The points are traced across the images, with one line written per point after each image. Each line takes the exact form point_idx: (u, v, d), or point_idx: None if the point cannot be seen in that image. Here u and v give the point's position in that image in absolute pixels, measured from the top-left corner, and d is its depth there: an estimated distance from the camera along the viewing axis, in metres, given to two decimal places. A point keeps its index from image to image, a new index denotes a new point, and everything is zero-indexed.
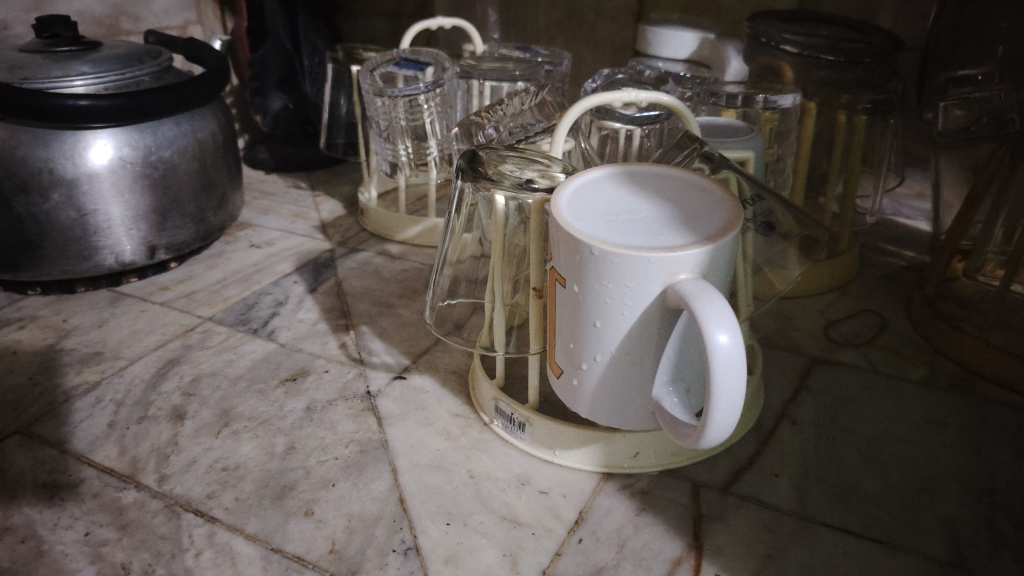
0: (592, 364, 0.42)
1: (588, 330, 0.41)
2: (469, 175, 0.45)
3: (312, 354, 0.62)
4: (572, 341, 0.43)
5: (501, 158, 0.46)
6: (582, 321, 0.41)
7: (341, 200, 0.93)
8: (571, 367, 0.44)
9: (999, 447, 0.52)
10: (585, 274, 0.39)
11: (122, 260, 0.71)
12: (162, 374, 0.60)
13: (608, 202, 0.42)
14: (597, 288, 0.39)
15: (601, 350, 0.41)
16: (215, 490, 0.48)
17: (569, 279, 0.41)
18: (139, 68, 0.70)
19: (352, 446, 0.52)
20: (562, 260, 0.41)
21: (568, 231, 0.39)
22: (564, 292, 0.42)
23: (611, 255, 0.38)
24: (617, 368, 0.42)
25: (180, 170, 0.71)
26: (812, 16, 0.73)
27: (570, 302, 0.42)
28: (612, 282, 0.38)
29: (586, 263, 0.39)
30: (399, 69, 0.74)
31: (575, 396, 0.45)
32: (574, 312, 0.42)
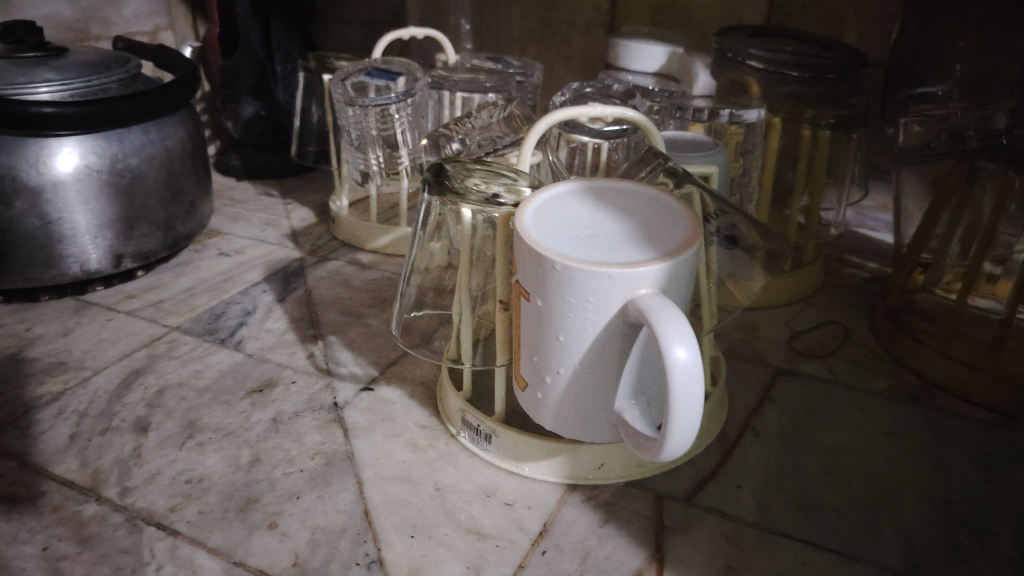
0: (555, 377, 0.43)
1: (551, 344, 0.42)
2: (436, 189, 0.46)
3: (280, 364, 0.62)
4: (536, 354, 0.43)
5: (468, 172, 0.46)
6: (545, 335, 0.42)
7: (313, 209, 0.93)
8: (536, 380, 0.44)
9: (958, 459, 0.53)
10: (548, 288, 0.40)
11: (87, 268, 0.70)
12: (127, 385, 0.59)
13: (572, 217, 0.42)
14: (560, 302, 0.40)
15: (565, 364, 0.42)
16: (178, 502, 0.48)
17: (532, 293, 0.41)
18: (107, 75, 0.70)
19: (318, 458, 0.51)
20: (526, 274, 0.41)
21: (531, 246, 0.39)
22: (528, 305, 0.42)
23: (573, 270, 0.38)
24: (580, 381, 0.42)
25: (148, 177, 0.71)
26: (780, 32, 0.74)
27: (533, 315, 0.42)
28: (575, 296, 0.39)
29: (549, 277, 0.39)
30: (371, 78, 0.75)
31: (540, 408, 0.45)
32: (538, 325, 0.42)
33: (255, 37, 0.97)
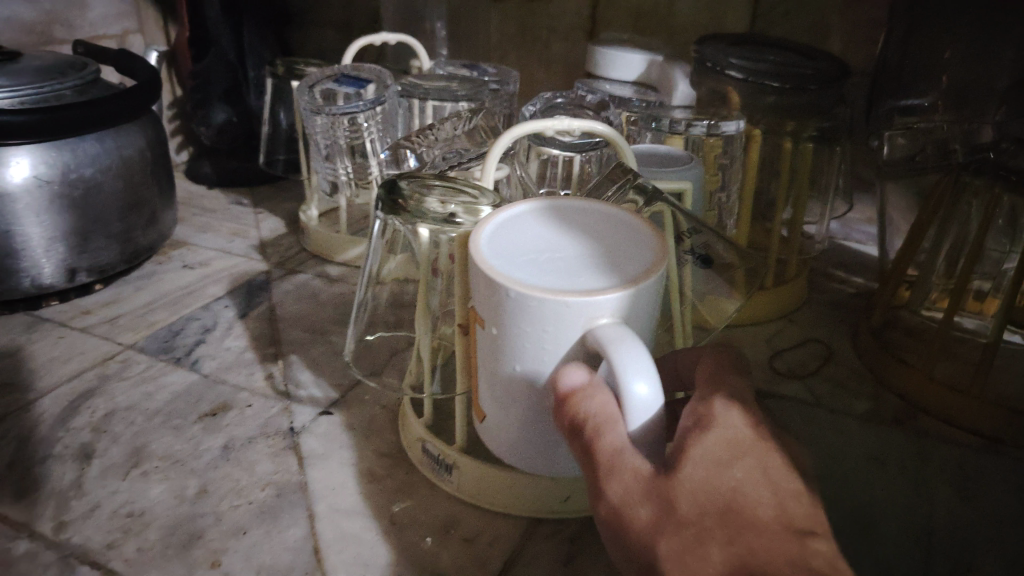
0: (514, 409, 0.40)
1: (508, 374, 0.39)
2: (389, 206, 0.43)
3: (236, 386, 0.59)
4: (492, 384, 0.41)
5: (426, 189, 0.44)
6: (502, 364, 0.39)
7: (284, 218, 0.90)
8: (494, 411, 0.41)
9: (940, 489, 0.51)
10: (503, 316, 0.37)
11: (39, 282, 0.67)
12: (73, 409, 0.56)
13: (530, 239, 0.40)
14: (515, 331, 0.37)
15: (523, 394, 0.39)
16: (116, 539, 0.45)
17: (487, 320, 0.38)
18: (61, 82, 0.67)
19: (269, 489, 0.49)
20: (481, 300, 0.39)
21: (484, 271, 0.37)
22: (484, 333, 0.39)
23: (528, 298, 0.35)
24: (539, 413, 0.39)
25: (103, 188, 0.68)
26: (761, 40, 0.72)
27: (489, 343, 0.39)
28: (531, 325, 0.36)
29: (504, 305, 0.37)
30: (339, 86, 0.73)
31: (499, 441, 0.42)
32: (494, 354, 0.39)
33: (226, 41, 0.94)
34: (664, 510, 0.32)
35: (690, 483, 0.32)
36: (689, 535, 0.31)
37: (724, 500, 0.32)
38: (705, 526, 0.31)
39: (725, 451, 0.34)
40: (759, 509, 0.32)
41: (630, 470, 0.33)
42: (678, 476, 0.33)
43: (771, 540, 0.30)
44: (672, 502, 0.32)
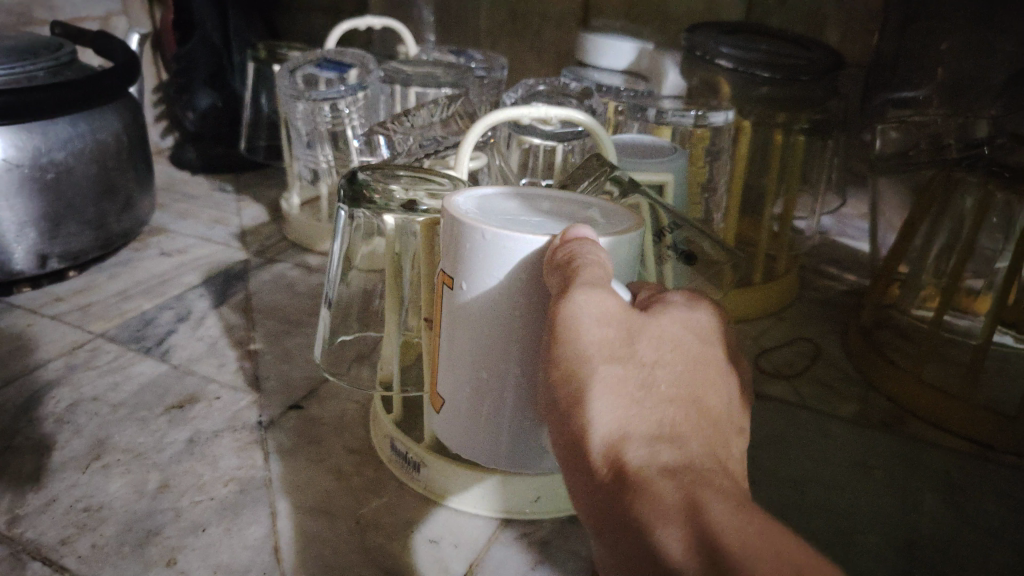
0: (480, 384, 0.35)
1: (475, 345, 0.34)
2: (350, 199, 0.41)
3: (206, 377, 0.58)
4: (455, 360, 0.35)
5: (392, 178, 0.42)
6: (468, 330, 0.34)
7: (266, 207, 0.89)
8: (457, 394, 0.36)
9: (926, 495, 0.49)
10: (474, 270, 0.32)
11: (9, 268, 0.66)
12: (38, 398, 0.55)
13: (501, 208, 0.36)
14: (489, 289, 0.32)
15: (490, 368, 0.34)
16: (70, 534, 0.43)
17: (455, 279, 0.33)
18: (33, 63, 0.65)
19: (231, 486, 0.47)
20: (449, 254, 0.33)
21: (456, 215, 0.32)
22: (450, 299, 0.34)
23: (507, 239, 0.31)
24: (509, 387, 0.34)
25: (76, 173, 0.66)
26: (753, 29, 0.70)
27: (455, 307, 0.34)
28: (508, 273, 0.31)
29: (477, 253, 0.32)
30: (320, 70, 0.71)
31: (460, 431, 0.36)
32: (461, 317, 0.34)
33: (210, 24, 0.92)
34: (619, 352, 0.24)
35: (655, 343, 0.25)
36: (626, 379, 0.24)
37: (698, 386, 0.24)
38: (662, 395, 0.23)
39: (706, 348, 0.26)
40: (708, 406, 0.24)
41: (600, 302, 0.25)
42: (648, 332, 0.25)
43: (703, 431, 0.23)
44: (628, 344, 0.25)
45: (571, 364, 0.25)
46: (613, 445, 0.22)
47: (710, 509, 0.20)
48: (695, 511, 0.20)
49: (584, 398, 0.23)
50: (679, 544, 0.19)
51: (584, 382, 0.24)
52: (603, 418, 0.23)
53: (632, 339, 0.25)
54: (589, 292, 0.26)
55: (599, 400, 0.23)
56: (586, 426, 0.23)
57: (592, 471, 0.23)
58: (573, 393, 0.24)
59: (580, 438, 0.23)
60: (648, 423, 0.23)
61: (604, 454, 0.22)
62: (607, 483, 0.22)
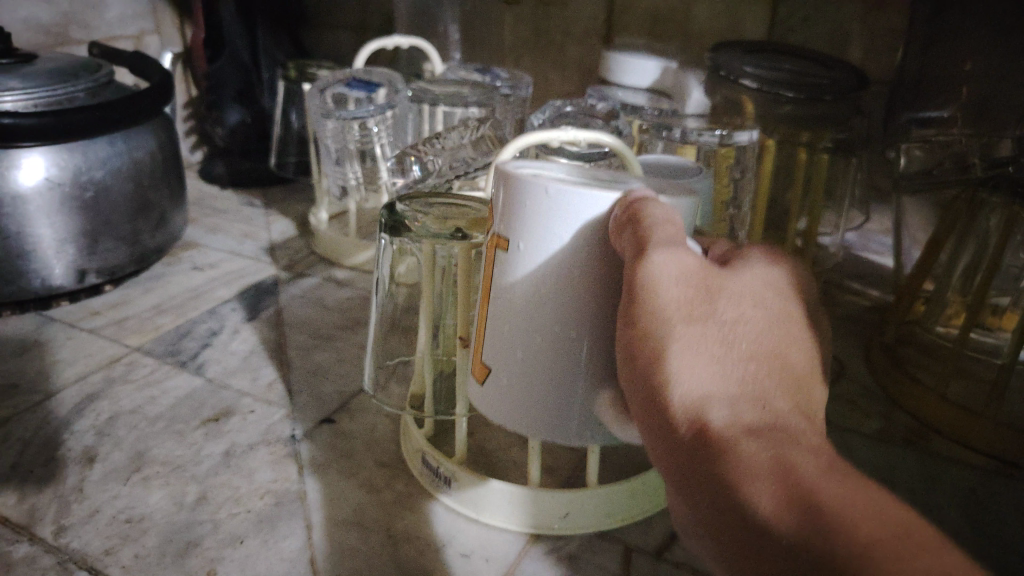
0: (528, 347, 0.34)
1: (531, 306, 0.33)
2: (392, 232, 0.43)
3: (240, 391, 0.59)
4: (507, 325, 0.34)
5: (425, 207, 0.43)
6: (519, 292, 0.33)
7: (294, 221, 0.91)
8: (501, 359, 0.35)
9: (948, 511, 0.50)
10: (535, 223, 0.31)
11: (50, 283, 0.68)
12: (79, 411, 0.56)
13: (551, 171, 0.35)
14: (549, 242, 0.31)
15: (546, 329, 0.33)
16: (114, 545, 0.45)
17: (512, 235, 0.32)
18: (74, 84, 0.67)
19: (267, 498, 0.48)
20: (505, 215, 0.33)
21: (515, 173, 0.31)
22: (505, 259, 0.33)
23: (569, 194, 0.30)
24: (558, 349, 0.33)
25: (114, 190, 0.68)
26: (776, 47, 0.70)
27: (511, 267, 0.33)
28: (569, 230, 0.31)
29: (537, 210, 0.31)
30: (349, 89, 0.71)
31: (504, 399, 0.35)
32: (514, 279, 0.33)
33: (239, 41, 0.94)
34: (700, 309, 0.25)
35: (734, 300, 0.25)
36: (702, 334, 0.24)
37: (777, 342, 0.25)
38: (743, 353, 0.24)
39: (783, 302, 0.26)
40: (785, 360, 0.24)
41: (678, 261, 0.26)
42: (727, 289, 0.26)
43: (779, 386, 0.24)
44: (705, 300, 0.25)
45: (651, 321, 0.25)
46: (696, 404, 0.23)
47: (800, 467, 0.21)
48: (785, 468, 0.21)
49: (665, 355, 0.24)
50: (768, 499, 0.20)
51: (664, 340, 0.25)
52: (685, 375, 0.24)
53: (711, 295, 0.25)
54: (668, 252, 0.26)
55: (682, 358, 0.24)
56: (667, 385, 0.24)
57: (672, 430, 0.23)
58: (654, 350, 0.25)
59: (661, 394, 0.24)
60: (728, 382, 0.23)
61: (686, 411, 0.23)
62: (690, 439, 0.23)
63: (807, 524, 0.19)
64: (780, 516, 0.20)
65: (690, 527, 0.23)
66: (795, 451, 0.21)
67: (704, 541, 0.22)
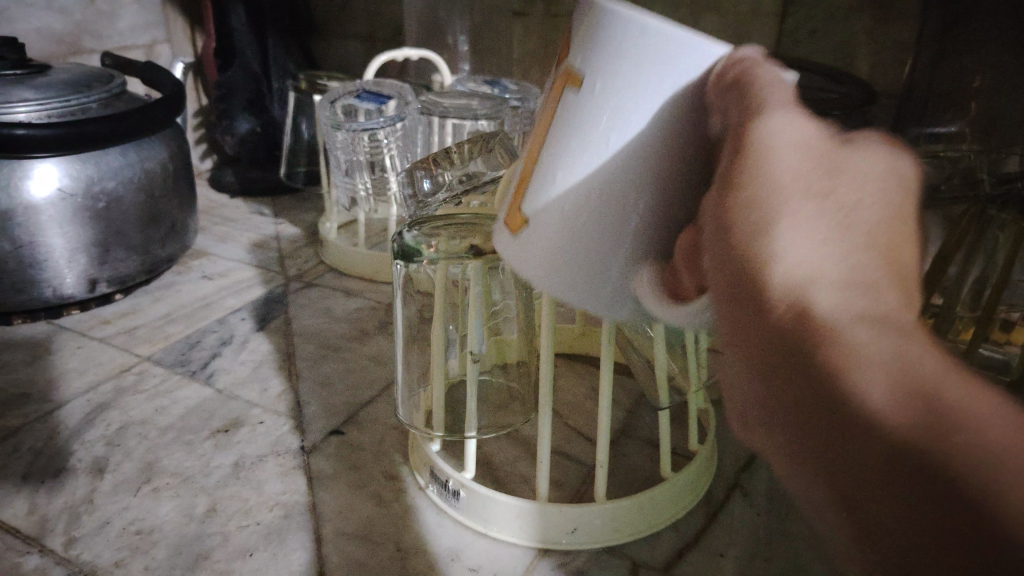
0: (580, 206, 0.27)
1: (591, 169, 0.26)
2: (405, 261, 0.42)
3: (249, 402, 0.59)
4: (556, 182, 0.27)
5: (433, 230, 0.43)
6: (584, 141, 0.26)
7: (303, 229, 0.91)
8: (543, 211, 0.28)
9: None
10: (625, 59, 0.24)
11: (61, 292, 0.68)
12: (89, 422, 0.57)
13: None
14: (633, 93, 0.25)
15: (597, 196, 0.27)
16: (124, 557, 0.45)
17: (589, 70, 0.25)
18: (87, 95, 0.67)
19: (276, 510, 0.48)
20: (585, 46, 0.25)
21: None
22: (572, 101, 0.26)
23: (676, 34, 0.24)
24: (615, 216, 0.27)
25: (125, 201, 0.69)
26: (785, 60, 0.70)
27: (578, 114, 0.26)
28: (663, 81, 0.25)
29: (630, 47, 0.24)
30: (360, 101, 0.72)
31: (536, 258, 0.28)
32: (577, 126, 0.26)
33: (250, 53, 0.95)
34: (818, 181, 0.19)
35: (862, 172, 0.19)
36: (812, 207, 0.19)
37: (908, 226, 0.19)
38: (862, 237, 0.18)
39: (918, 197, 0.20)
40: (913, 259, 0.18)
41: (791, 125, 0.20)
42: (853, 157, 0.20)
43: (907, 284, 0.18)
44: (824, 171, 0.19)
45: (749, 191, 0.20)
46: (801, 286, 0.18)
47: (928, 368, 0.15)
48: (903, 362, 0.15)
49: (769, 230, 0.19)
50: (883, 398, 0.15)
51: (773, 211, 0.19)
52: (791, 254, 0.18)
53: (832, 165, 0.19)
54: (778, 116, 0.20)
55: (790, 230, 0.18)
56: (768, 260, 0.19)
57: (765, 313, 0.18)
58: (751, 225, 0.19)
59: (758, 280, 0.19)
60: (842, 263, 0.18)
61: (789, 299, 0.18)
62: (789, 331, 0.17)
63: (935, 433, 0.14)
64: (896, 418, 0.14)
65: (782, 443, 0.18)
66: (934, 355, 0.15)
67: (798, 460, 0.17)
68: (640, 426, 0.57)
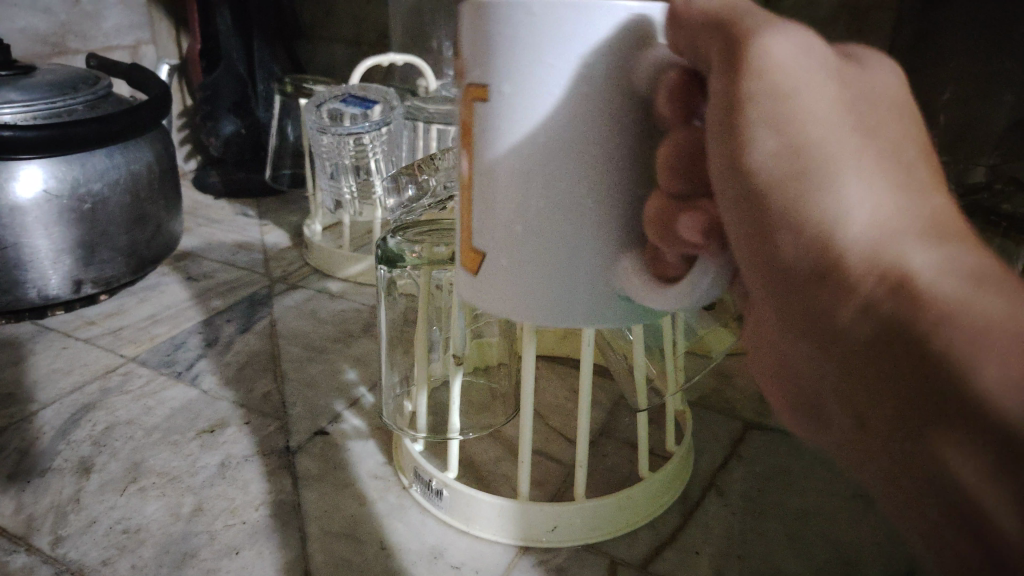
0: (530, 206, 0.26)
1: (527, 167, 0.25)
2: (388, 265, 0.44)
3: (234, 403, 0.60)
4: (499, 193, 0.26)
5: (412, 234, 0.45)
6: (511, 141, 0.25)
7: (288, 231, 0.92)
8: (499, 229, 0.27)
9: None
10: (521, 51, 0.24)
11: (46, 293, 0.69)
12: (75, 422, 0.57)
13: None
14: (537, 80, 0.24)
15: (540, 186, 0.26)
16: (111, 555, 0.45)
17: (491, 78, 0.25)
18: (73, 97, 0.68)
19: (263, 509, 0.49)
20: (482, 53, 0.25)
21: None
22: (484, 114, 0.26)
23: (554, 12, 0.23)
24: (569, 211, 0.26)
25: (111, 203, 0.69)
26: None
27: (497, 125, 0.25)
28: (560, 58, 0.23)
29: (518, 38, 0.24)
30: (344, 106, 0.72)
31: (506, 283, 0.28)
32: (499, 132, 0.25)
33: (236, 55, 0.96)
34: (857, 118, 0.18)
35: (889, 101, 0.19)
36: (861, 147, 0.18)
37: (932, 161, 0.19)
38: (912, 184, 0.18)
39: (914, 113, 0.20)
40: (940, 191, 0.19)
41: (811, 42, 0.18)
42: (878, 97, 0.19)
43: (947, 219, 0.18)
44: (861, 100, 0.18)
45: (788, 124, 0.18)
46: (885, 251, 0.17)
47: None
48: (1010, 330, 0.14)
49: (830, 175, 0.18)
50: (995, 376, 0.14)
51: (823, 164, 0.18)
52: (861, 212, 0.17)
53: (863, 99, 0.18)
54: (786, 31, 0.18)
55: (855, 180, 0.17)
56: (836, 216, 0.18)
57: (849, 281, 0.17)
58: (804, 168, 0.18)
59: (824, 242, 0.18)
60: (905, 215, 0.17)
61: (868, 261, 0.17)
62: (878, 302, 0.17)
63: None
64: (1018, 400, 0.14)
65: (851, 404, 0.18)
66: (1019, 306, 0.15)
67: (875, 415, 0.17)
68: (619, 427, 0.58)
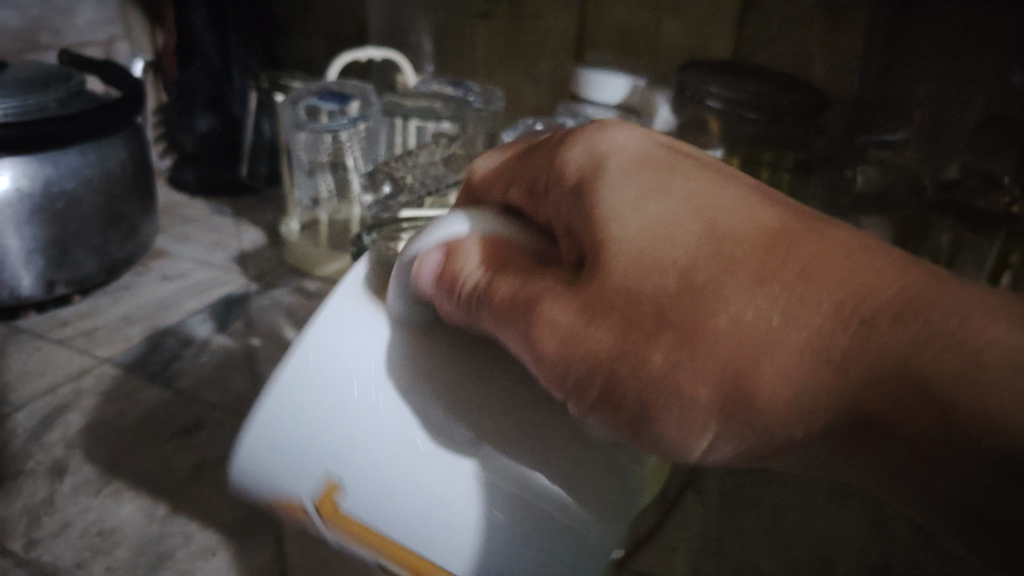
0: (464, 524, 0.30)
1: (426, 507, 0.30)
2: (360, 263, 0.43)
3: (210, 404, 0.60)
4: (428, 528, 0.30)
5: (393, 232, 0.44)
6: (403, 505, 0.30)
7: (265, 230, 0.91)
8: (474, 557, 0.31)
9: (899, 520, 0.50)
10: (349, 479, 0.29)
11: (18, 294, 0.68)
12: (47, 424, 0.56)
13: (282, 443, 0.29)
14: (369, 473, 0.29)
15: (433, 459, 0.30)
16: (86, 558, 0.45)
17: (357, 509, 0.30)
18: (44, 94, 0.66)
19: (240, 511, 0.49)
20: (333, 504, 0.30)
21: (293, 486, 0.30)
22: (345, 505, 0.30)
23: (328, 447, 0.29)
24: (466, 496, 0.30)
25: (84, 202, 0.68)
26: (738, 68, 0.72)
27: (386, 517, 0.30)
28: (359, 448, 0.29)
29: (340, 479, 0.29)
30: (320, 101, 0.71)
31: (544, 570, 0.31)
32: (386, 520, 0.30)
33: (211, 51, 0.94)
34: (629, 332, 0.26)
35: (627, 277, 0.26)
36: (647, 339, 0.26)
37: (705, 278, 0.25)
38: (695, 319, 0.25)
39: (659, 237, 0.26)
40: (732, 314, 0.25)
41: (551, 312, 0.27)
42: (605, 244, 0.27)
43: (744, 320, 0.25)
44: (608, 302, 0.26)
45: (613, 371, 0.27)
46: (740, 388, 0.25)
47: (843, 348, 0.24)
48: (845, 372, 0.24)
49: (663, 392, 0.26)
50: (912, 425, 0.23)
51: (664, 377, 0.26)
52: (692, 388, 0.25)
53: (625, 318, 0.26)
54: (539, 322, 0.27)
55: (682, 370, 0.25)
56: (692, 394, 0.25)
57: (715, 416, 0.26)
58: (647, 398, 0.26)
59: (759, 397, 0.25)
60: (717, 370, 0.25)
61: (711, 404, 0.25)
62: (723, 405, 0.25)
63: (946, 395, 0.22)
64: (917, 429, 0.23)
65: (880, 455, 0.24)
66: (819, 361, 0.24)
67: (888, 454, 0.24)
68: None
